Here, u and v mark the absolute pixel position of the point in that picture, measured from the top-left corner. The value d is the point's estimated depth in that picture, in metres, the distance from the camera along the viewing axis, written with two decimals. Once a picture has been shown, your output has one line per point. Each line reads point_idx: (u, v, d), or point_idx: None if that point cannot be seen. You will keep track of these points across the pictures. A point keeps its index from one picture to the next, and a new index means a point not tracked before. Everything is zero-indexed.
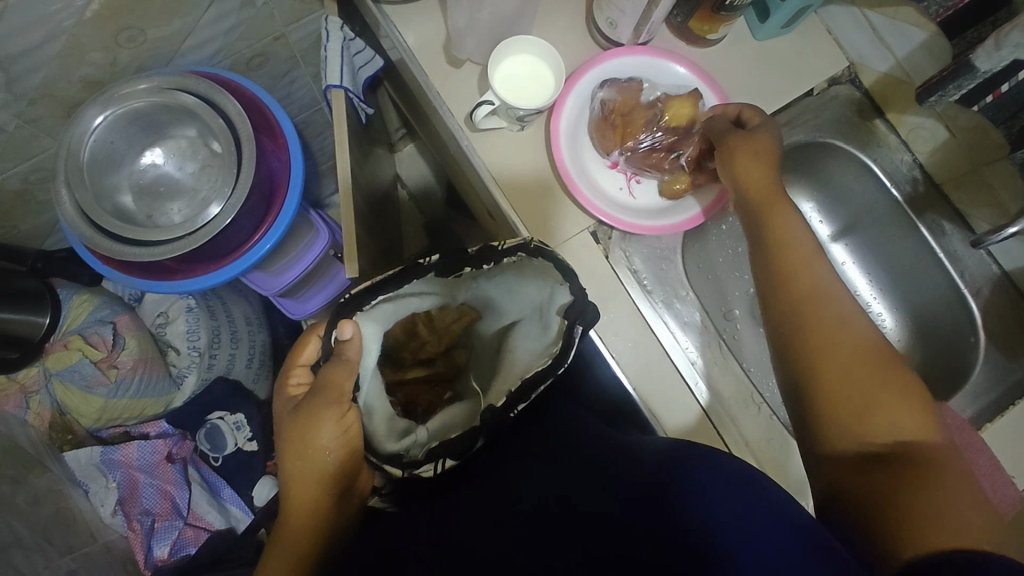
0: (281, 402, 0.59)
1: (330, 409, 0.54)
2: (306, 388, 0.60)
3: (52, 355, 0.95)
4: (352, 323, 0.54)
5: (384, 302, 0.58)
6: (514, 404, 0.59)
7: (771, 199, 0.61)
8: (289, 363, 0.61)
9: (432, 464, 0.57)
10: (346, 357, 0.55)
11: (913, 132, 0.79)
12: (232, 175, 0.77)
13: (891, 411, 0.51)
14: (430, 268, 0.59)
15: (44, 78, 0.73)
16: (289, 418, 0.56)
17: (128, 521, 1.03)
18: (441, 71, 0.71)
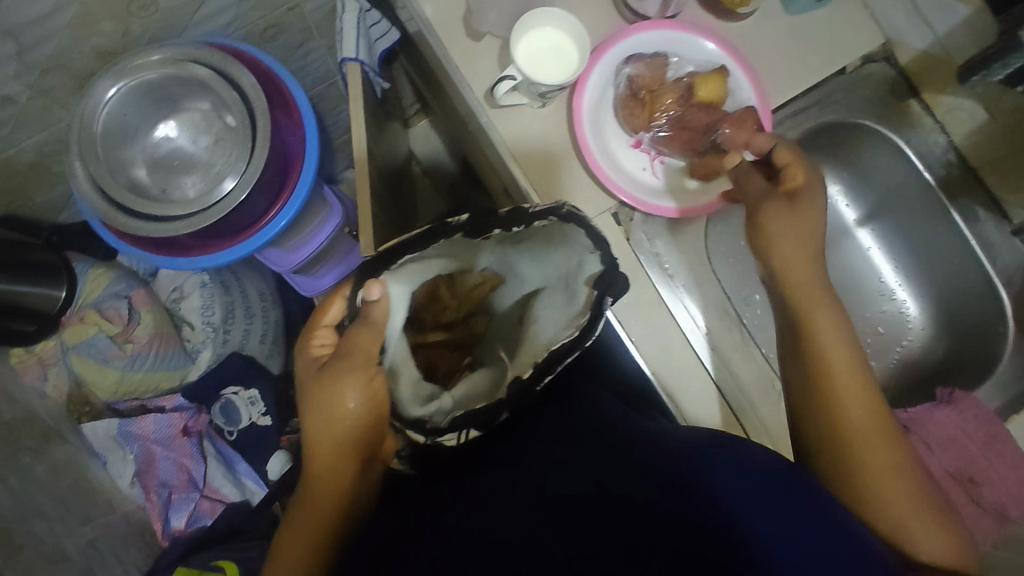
0: (304, 361, 0.57)
1: (354, 374, 0.52)
2: (330, 349, 0.57)
3: (68, 329, 0.97)
4: (380, 284, 0.53)
5: (407, 261, 0.57)
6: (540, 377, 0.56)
7: (816, 304, 0.57)
8: (313, 322, 0.58)
9: (455, 433, 0.56)
10: (372, 320, 0.53)
11: (949, 113, 0.76)
12: (247, 150, 0.76)
13: (925, 527, 0.51)
14: (458, 226, 0.56)
15: (56, 48, 0.72)
16: (313, 380, 0.54)
17: (146, 492, 1.05)
18: (461, 43, 0.69)
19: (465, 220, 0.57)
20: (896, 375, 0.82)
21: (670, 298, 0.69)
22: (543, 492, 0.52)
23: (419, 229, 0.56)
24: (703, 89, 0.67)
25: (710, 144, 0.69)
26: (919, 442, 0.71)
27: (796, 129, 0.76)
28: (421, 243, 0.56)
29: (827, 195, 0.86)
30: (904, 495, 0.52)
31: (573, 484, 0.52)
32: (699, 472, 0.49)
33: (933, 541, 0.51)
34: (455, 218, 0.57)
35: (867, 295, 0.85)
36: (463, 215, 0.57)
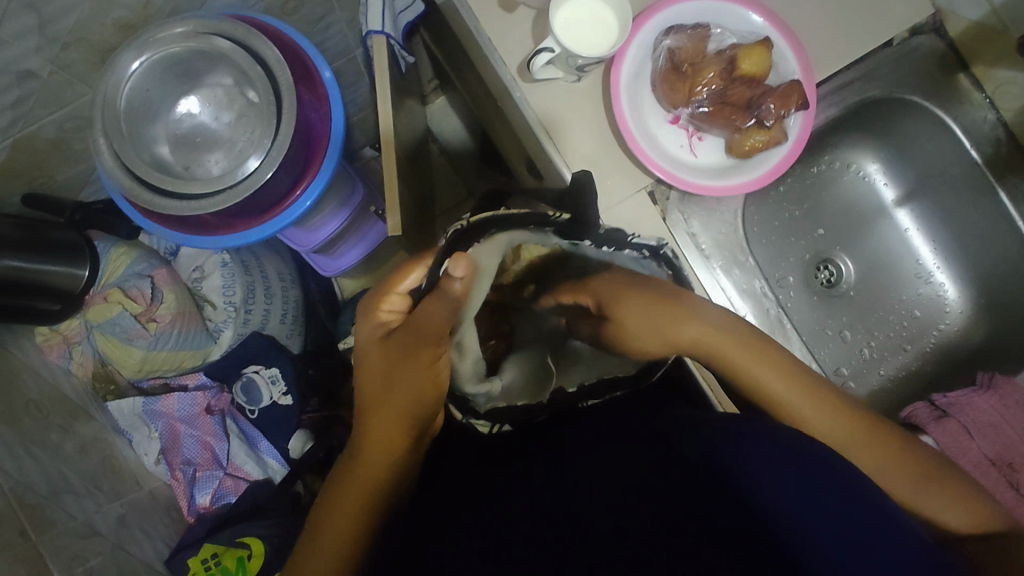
0: (370, 326, 0.58)
1: (424, 349, 0.53)
2: (398, 317, 0.59)
3: (92, 307, 0.97)
4: (465, 263, 0.53)
5: (499, 233, 0.56)
6: (584, 396, 0.59)
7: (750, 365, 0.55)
8: (386, 289, 0.59)
9: (488, 423, 0.60)
10: (450, 294, 0.53)
11: (1000, 88, 0.73)
12: (272, 126, 0.74)
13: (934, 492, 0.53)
14: (556, 224, 0.57)
15: (77, 21, 0.71)
16: (384, 347, 0.56)
17: (171, 470, 1.06)
18: (493, 15, 0.67)
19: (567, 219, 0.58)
20: (934, 359, 0.81)
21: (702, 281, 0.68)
22: (559, 488, 0.49)
23: (520, 212, 0.56)
24: (750, 58, 0.64)
25: (752, 120, 0.65)
26: (960, 428, 0.67)
27: (840, 104, 0.74)
28: (521, 224, 0.57)
29: (864, 173, 0.84)
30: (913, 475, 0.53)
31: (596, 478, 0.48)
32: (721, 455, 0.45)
33: (945, 507, 0.53)
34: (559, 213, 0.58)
35: (902, 277, 0.84)
36: (565, 215, 0.58)
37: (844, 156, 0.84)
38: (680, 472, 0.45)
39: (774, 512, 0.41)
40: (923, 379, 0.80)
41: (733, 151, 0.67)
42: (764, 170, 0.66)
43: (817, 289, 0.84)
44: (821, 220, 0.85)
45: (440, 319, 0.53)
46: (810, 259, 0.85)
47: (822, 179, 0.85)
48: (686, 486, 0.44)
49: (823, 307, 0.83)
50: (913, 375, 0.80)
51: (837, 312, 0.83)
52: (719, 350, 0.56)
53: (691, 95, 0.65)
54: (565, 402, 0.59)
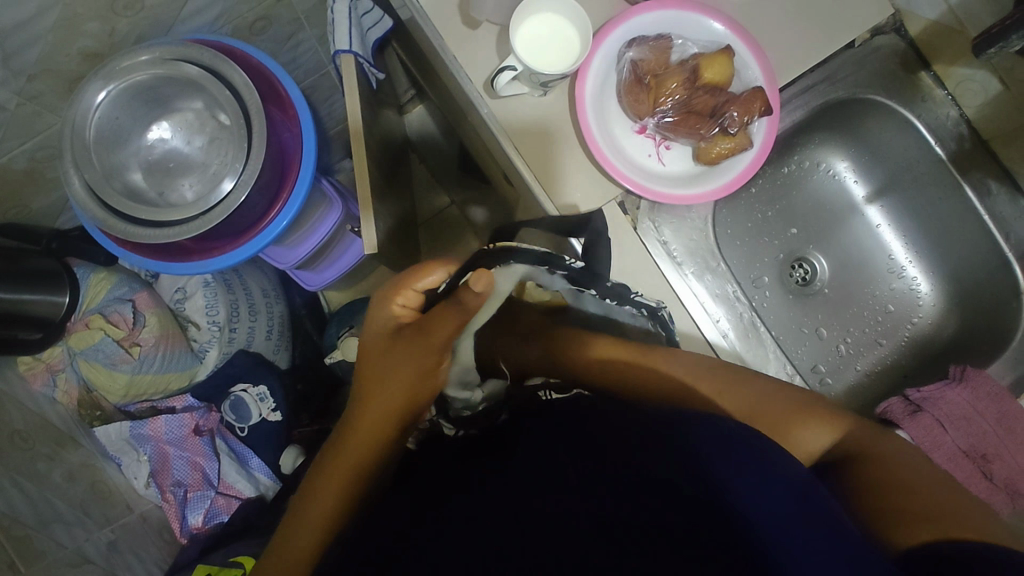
0: (383, 314, 0.61)
1: (424, 354, 0.57)
2: (410, 314, 0.60)
3: (74, 334, 0.96)
4: (487, 279, 0.54)
5: (517, 264, 0.58)
6: (548, 388, 0.62)
7: (646, 359, 0.60)
8: (403, 284, 0.60)
9: (454, 426, 0.61)
10: (463, 305, 0.55)
11: (961, 85, 0.74)
12: (243, 148, 0.74)
13: (815, 427, 0.55)
14: (568, 270, 0.60)
15: (42, 53, 0.71)
16: (389, 342, 0.58)
17: (161, 492, 1.05)
18: (456, 31, 0.67)
19: (579, 268, 0.61)
20: (910, 351, 0.82)
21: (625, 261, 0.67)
22: (521, 486, 0.47)
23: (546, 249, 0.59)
24: (712, 68, 0.65)
25: (717, 128, 0.65)
26: (934, 421, 0.69)
27: (804, 106, 0.75)
28: (536, 261, 0.59)
29: (834, 172, 0.85)
30: (795, 414, 0.55)
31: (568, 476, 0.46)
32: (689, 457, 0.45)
33: (825, 437, 0.55)
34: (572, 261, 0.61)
35: (875, 272, 0.85)
36: (578, 263, 0.61)
37: (813, 155, 0.84)
38: (653, 473, 0.44)
39: (744, 508, 0.42)
40: (901, 373, 0.81)
41: (701, 159, 0.67)
42: (732, 176, 0.67)
43: (792, 288, 0.85)
44: (794, 219, 0.86)
45: (447, 331, 0.56)
46: (786, 258, 0.86)
47: (793, 179, 0.85)
48: (656, 487, 0.43)
49: (799, 305, 0.84)
50: (889, 368, 0.81)
51: (813, 310, 0.85)
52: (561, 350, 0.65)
53: (657, 107, 0.66)
54: (526, 395, 0.63)
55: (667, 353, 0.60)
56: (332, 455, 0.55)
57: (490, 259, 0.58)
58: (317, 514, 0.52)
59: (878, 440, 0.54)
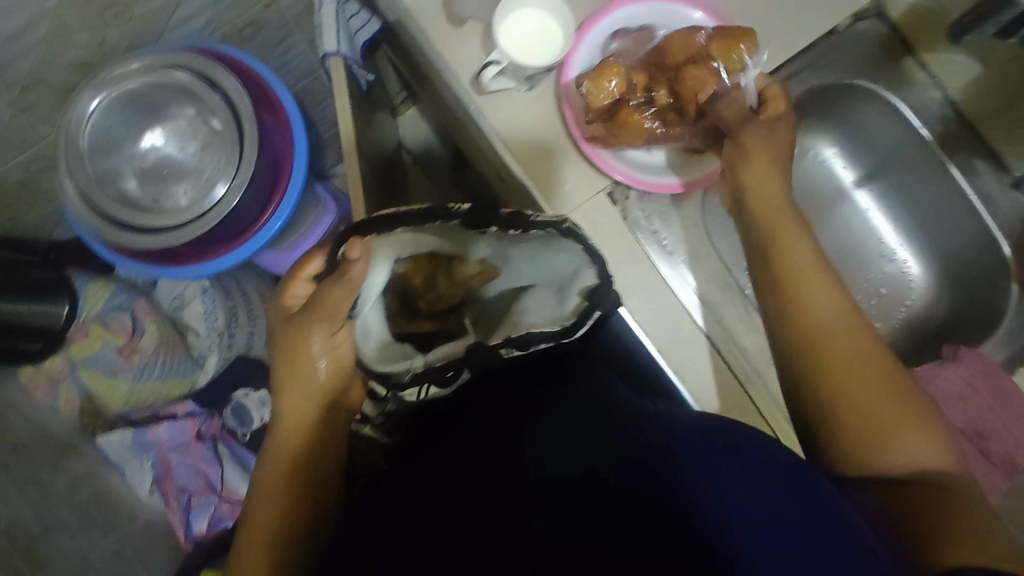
0: (278, 312, 0.61)
1: (324, 325, 0.54)
2: (302, 302, 0.60)
3: (75, 343, 0.99)
4: (362, 245, 0.50)
5: (400, 231, 0.55)
6: (508, 345, 0.61)
7: (781, 223, 0.59)
8: (290, 276, 0.60)
9: (415, 388, 0.63)
10: (349, 279, 0.51)
11: (943, 67, 0.76)
12: (235, 153, 0.75)
13: (917, 436, 0.52)
14: (456, 216, 0.55)
15: (33, 64, 0.72)
16: (283, 328, 0.58)
17: (165, 498, 1.05)
18: (442, 28, 0.68)
19: (468, 210, 0.56)
20: (904, 333, 0.82)
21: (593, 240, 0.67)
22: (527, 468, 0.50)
23: (419, 205, 0.55)
24: (684, 40, 0.65)
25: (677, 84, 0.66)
26: (929, 401, 0.70)
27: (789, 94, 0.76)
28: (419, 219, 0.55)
29: (822, 158, 0.85)
30: (893, 411, 0.52)
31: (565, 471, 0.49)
32: (677, 444, 0.48)
33: (917, 449, 0.52)
34: (457, 204, 0.55)
35: (867, 256, 0.85)
36: (466, 205, 0.56)
37: (800, 143, 0.84)
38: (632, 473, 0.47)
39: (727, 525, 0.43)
40: (895, 355, 0.81)
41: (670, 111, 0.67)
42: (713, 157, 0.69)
43: None
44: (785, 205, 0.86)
45: (341, 306, 0.53)
46: None
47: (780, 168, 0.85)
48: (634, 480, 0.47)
49: None
50: None
51: None
52: (771, 229, 0.59)
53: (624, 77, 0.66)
54: (486, 354, 0.61)
55: (830, 278, 0.57)
56: (263, 466, 0.59)
57: (366, 224, 0.54)
58: (263, 522, 0.57)
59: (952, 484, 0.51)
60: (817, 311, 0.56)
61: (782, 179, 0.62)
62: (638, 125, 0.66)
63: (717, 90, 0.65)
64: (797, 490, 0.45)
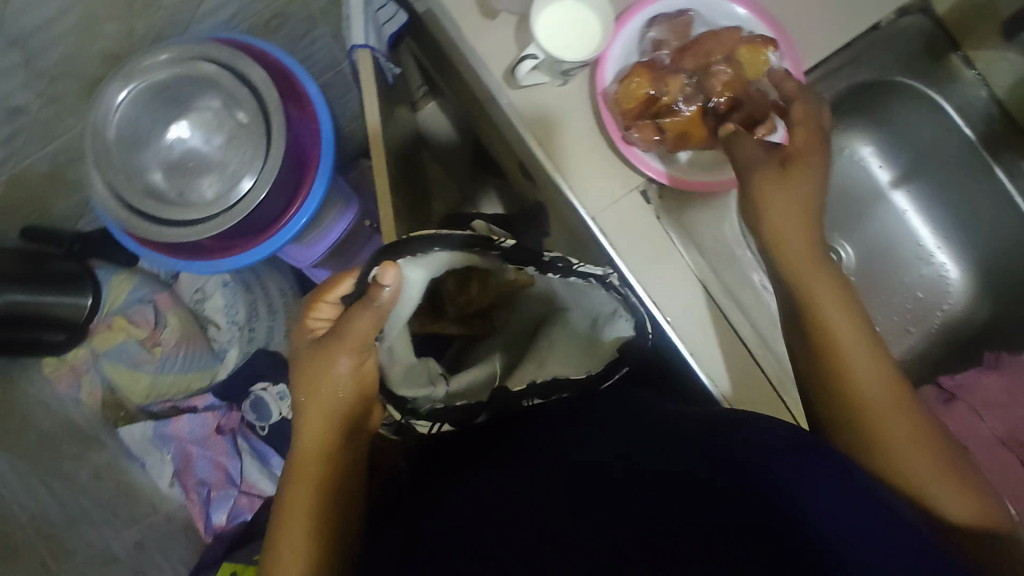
0: (302, 334, 0.61)
1: (350, 348, 0.55)
2: (326, 327, 0.60)
3: (98, 335, 1.00)
4: (396, 272, 0.50)
5: (439, 253, 0.54)
6: (532, 395, 0.59)
7: (813, 275, 0.56)
8: (317, 297, 0.59)
9: (427, 424, 0.58)
10: (377, 302, 0.51)
11: (990, 65, 0.73)
12: (262, 146, 0.74)
13: (957, 492, 0.52)
14: (500, 249, 0.55)
15: (62, 54, 0.72)
16: (308, 350, 0.58)
17: (185, 492, 1.04)
18: (475, 21, 0.66)
19: (510, 246, 0.55)
20: (941, 339, 0.80)
21: (621, 240, 0.65)
22: (573, 489, 0.49)
23: (464, 232, 0.54)
24: (730, 37, 0.63)
25: (713, 79, 0.63)
26: (968, 408, 0.68)
27: (828, 91, 0.74)
28: (459, 243, 0.54)
29: (858, 158, 0.83)
30: (935, 470, 0.52)
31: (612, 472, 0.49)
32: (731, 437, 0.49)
33: (961, 506, 0.52)
34: (502, 239, 0.55)
35: (904, 260, 0.82)
36: (510, 242, 0.55)
37: (836, 142, 0.82)
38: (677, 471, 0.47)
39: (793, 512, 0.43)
40: (932, 361, 0.79)
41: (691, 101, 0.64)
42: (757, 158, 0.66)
43: None
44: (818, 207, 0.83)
45: (366, 329, 0.53)
46: None
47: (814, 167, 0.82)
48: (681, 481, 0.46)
49: None
50: (922, 357, 0.79)
51: None
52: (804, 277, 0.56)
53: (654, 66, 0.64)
54: (509, 402, 0.58)
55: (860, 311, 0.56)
56: (286, 492, 0.58)
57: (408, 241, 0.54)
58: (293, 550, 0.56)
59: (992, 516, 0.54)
60: (863, 373, 0.54)
61: (814, 221, 0.58)
62: (675, 126, 0.63)
63: (739, 95, 0.64)
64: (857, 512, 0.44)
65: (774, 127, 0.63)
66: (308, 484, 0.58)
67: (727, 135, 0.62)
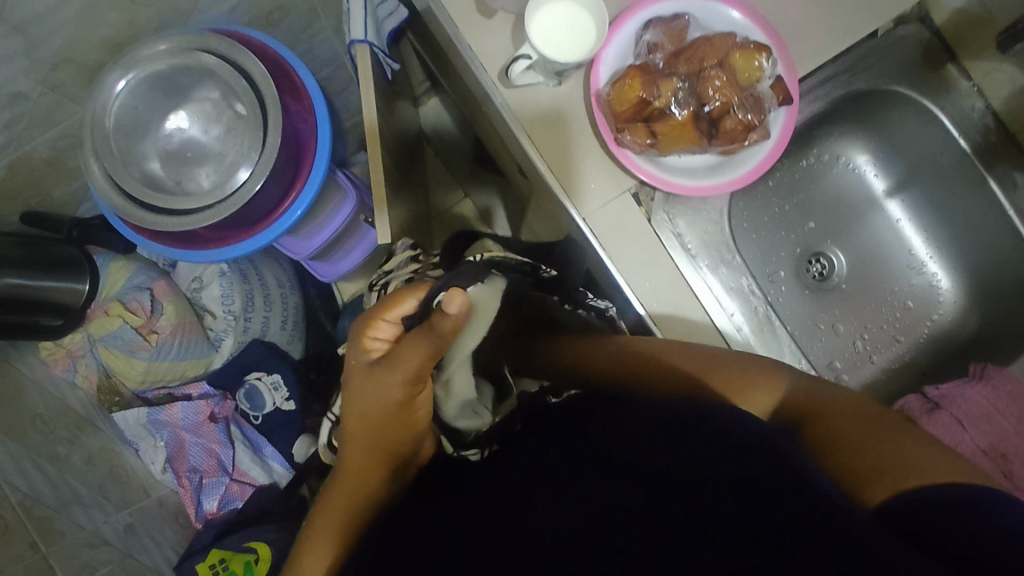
0: (357, 355, 0.59)
1: (408, 383, 0.54)
2: (385, 346, 0.59)
3: (94, 321, 0.99)
4: (463, 300, 0.48)
5: (502, 274, 0.65)
6: (553, 393, 0.66)
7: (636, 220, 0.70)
8: (376, 316, 0.59)
9: (478, 450, 0.64)
10: (437, 331, 0.49)
11: (987, 76, 0.73)
12: (259, 138, 0.75)
13: (756, 390, 0.53)
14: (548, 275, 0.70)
15: (64, 42, 0.73)
16: (362, 377, 0.57)
17: (177, 477, 1.05)
18: (471, 20, 0.67)
19: (551, 275, 0.71)
20: (928, 348, 0.80)
21: (606, 240, 0.66)
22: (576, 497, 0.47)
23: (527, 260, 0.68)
24: (722, 41, 0.63)
25: (709, 87, 0.63)
26: (952, 419, 0.68)
27: (824, 98, 0.73)
28: (518, 266, 0.68)
29: (854, 165, 0.84)
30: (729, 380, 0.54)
31: (626, 481, 0.46)
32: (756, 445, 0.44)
33: (761, 399, 0.53)
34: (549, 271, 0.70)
35: (895, 268, 0.83)
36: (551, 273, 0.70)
37: (833, 148, 0.83)
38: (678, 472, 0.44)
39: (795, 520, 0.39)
40: (917, 370, 0.80)
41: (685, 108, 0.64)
42: (753, 162, 0.66)
43: (809, 283, 0.83)
44: (811, 213, 0.85)
45: (423, 363, 0.53)
46: (802, 252, 0.85)
47: (812, 172, 0.84)
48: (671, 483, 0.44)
49: (815, 301, 0.83)
50: (906, 365, 0.80)
51: (830, 306, 0.83)
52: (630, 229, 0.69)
53: (648, 70, 0.63)
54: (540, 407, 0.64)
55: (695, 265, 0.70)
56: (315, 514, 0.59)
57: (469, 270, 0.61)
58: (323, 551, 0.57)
59: (820, 397, 0.51)
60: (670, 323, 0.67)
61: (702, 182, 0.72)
62: (667, 130, 0.63)
63: (737, 101, 0.63)
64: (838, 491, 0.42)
65: (767, 134, 0.65)
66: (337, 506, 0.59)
67: (716, 133, 0.64)
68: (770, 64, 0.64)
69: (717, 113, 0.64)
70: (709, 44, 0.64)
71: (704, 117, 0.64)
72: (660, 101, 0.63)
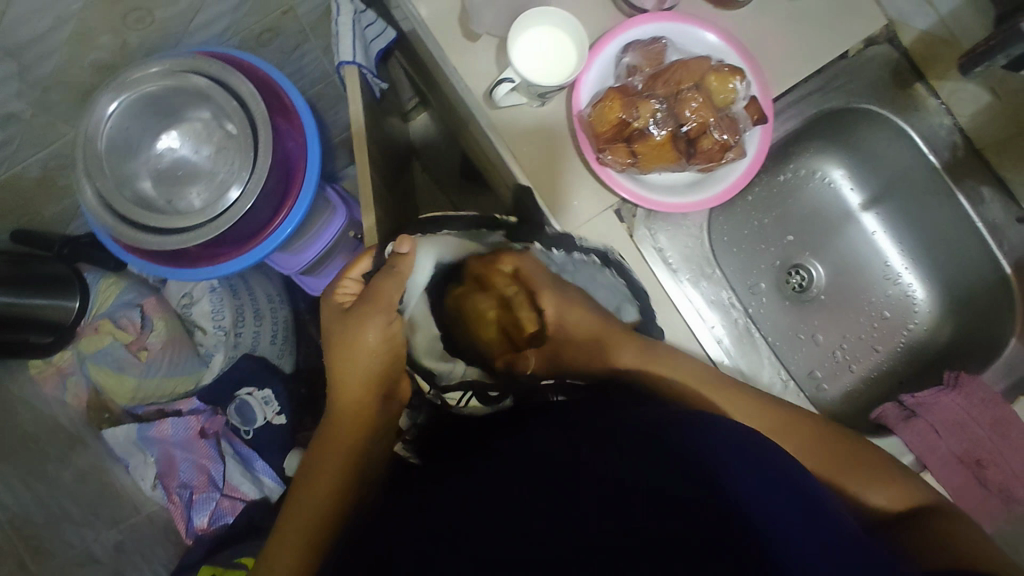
0: (330, 307, 0.67)
1: (381, 316, 0.63)
2: (352, 298, 0.68)
3: (85, 338, 1.01)
4: (410, 241, 0.65)
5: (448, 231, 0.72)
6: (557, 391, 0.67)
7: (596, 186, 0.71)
8: (341, 275, 0.69)
9: (458, 395, 0.70)
10: (398, 270, 0.65)
11: (953, 95, 0.76)
12: (249, 157, 0.76)
13: (882, 485, 0.56)
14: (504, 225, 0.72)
15: (55, 65, 0.74)
16: (337, 322, 0.65)
17: (168, 494, 1.05)
18: (457, 43, 0.69)
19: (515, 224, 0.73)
20: (904, 357, 0.83)
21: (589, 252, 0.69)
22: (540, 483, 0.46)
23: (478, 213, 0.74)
24: (700, 64, 0.66)
25: (687, 108, 0.65)
26: (928, 427, 0.69)
27: (798, 117, 0.76)
28: (469, 223, 0.73)
29: (830, 180, 0.87)
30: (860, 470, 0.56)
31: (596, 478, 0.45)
32: (716, 451, 0.44)
33: (891, 497, 0.55)
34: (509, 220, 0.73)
35: (872, 279, 0.86)
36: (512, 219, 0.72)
37: (809, 164, 0.86)
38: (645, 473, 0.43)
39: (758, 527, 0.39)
40: (895, 379, 0.82)
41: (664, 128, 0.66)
42: (730, 179, 0.68)
43: (790, 295, 0.85)
44: (790, 226, 0.88)
45: (393, 292, 0.64)
46: (783, 264, 0.87)
47: (789, 187, 0.87)
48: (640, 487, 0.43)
49: (796, 312, 0.85)
50: (885, 374, 0.82)
51: (810, 317, 0.85)
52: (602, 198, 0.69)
53: (628, 92, 0.66)
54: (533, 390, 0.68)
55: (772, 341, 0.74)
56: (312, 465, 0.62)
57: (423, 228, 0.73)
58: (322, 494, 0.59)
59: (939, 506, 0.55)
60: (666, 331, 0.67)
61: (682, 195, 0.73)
62: (646, 149, 0.65)
63: (713, 121, 0.65)
64: (800, 505, 0.42)
65: (742, 153, 0.67)
66: (336, 451, 0.62)
67: (694, 152, 0.66)
68: (744, 86, 0.66)
69: (694, 133, 0.66)
70: (686, 66, 0.66)
71: (682, 137, 0.66)
72: (639, 122, 0.65)
